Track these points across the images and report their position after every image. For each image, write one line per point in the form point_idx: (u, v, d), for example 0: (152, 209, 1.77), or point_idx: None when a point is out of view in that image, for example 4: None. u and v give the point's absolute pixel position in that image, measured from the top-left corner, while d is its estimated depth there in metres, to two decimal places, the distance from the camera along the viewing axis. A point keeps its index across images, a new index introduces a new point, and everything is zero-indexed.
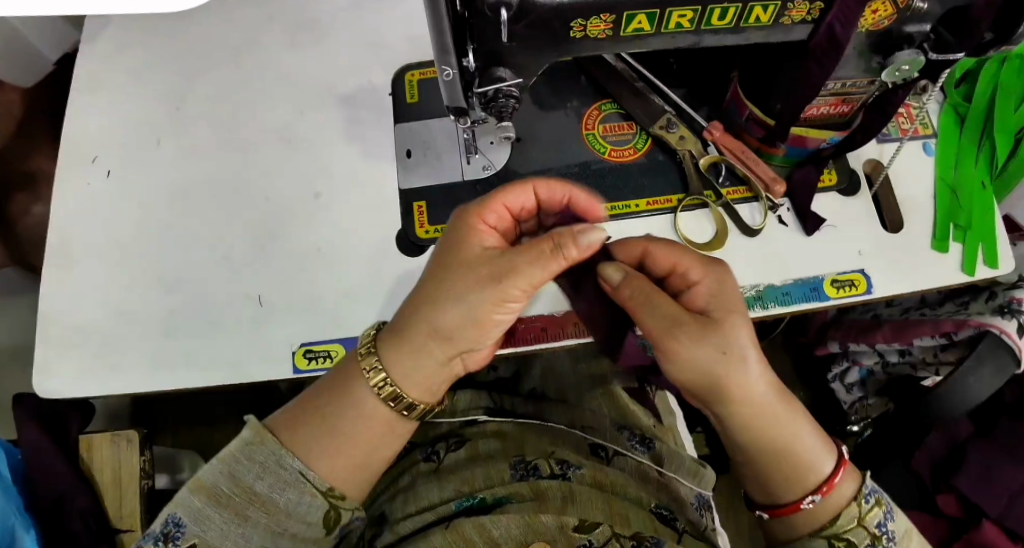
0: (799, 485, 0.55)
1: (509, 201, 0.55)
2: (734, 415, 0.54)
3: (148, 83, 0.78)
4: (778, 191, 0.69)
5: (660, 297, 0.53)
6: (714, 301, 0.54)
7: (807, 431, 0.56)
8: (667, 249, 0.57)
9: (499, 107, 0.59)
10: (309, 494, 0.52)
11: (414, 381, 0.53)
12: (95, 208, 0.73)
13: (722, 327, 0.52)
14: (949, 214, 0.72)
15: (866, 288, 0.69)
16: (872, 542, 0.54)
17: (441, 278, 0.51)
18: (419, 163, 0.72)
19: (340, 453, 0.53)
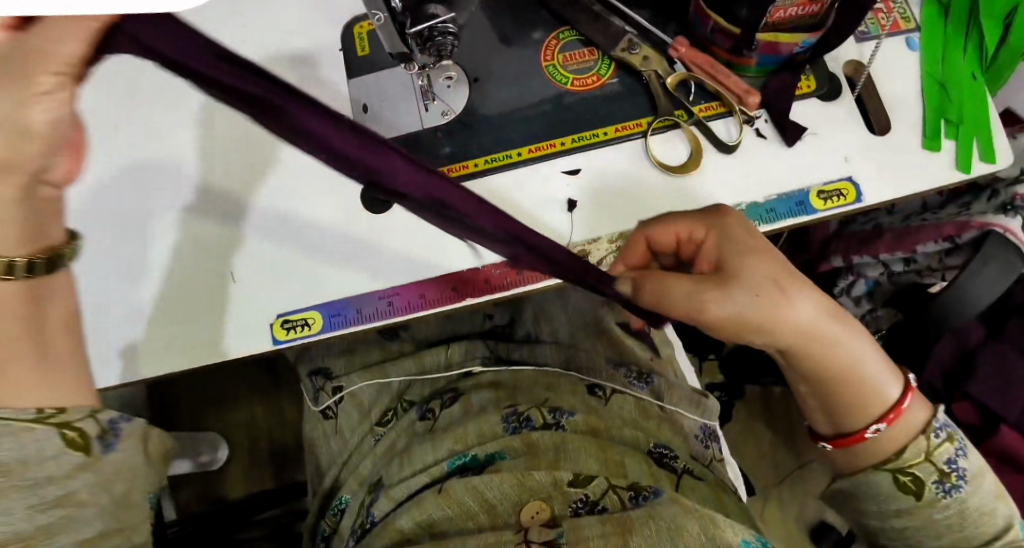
0: (863, 414, 0.54)
1: None
2: (788, 352, 0.53)
3: None
4: (753, 102, 0.66)
5: (673, 276, 0.54)
6: (726, 252, 0.55)
7: (873, 358, 0.55)
8: (661, 227, 0.59)
9: (437, 44, 0.59)
10: (21, 428, 0.39)
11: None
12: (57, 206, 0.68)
13: (738, 275, 0.53)
14: (939, 110, 0.69)
15: (855, 198, 0.66)
16: (940, 478, 0.52)
17: None
18: (376, 117, 0.69)
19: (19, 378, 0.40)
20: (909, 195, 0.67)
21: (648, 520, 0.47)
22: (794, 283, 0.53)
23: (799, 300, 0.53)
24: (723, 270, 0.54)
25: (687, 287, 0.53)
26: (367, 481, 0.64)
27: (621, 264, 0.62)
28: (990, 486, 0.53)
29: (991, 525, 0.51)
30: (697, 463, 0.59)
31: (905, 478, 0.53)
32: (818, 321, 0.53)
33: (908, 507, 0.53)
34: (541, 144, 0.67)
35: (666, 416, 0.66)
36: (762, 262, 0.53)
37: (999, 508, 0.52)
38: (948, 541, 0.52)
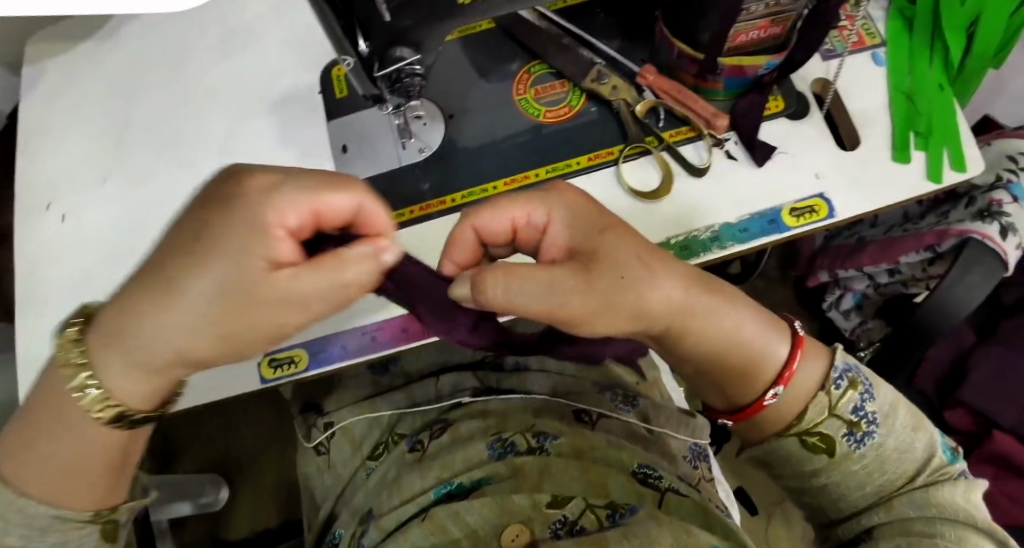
0: (758, 380, 0.54)
1: (323, 206, 0.43)
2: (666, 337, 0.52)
3: (89, 118, 0.77)
4: (722, 125, 0.68)
5: (532, 273, 0.45)
6: (578, 234, 0.49)
7: (747, 321, 0.53)
8: (493, 214, 0.49)
9: (405, 86, 0.62)
10: (73, 528, 0.49)
11: (119, 384, 0.45)
12: (55, 255, 0.72)
13: (593, 263, 0.47)
14: (909, 122, 0.71)
15: (827, 214, 0.67)
16: (849, 431, 0.52)
17: (160, 277, 0.42)
18: (356, 157, 0.71)
19: (73, 487, 0.48)
20: (883, 207, 0.68)
21: (623, 538, 0.47)
22: (660, 264, 0.49)
23: (659, 285, 0.48)
24: (579, 254, 0.48)
25: (550, 281, 0.45)
26: (359, 512, 0.65)
27: (450, 264, 0.52)
28: (905, 419, 0.54)
29: (911, 463, 0.53)
30: (683, 483, 0.59)
31: (814, 438, 0.53)
32: (684, 298, 0.50)
33: (824, 465, 0.53)
34: (517, 176, 0.69)
35: (653, 438, 0.66)
36: (621, 239, 0.48)
37: (917, 441, 0.53)
38: (871, 489, 0.53)
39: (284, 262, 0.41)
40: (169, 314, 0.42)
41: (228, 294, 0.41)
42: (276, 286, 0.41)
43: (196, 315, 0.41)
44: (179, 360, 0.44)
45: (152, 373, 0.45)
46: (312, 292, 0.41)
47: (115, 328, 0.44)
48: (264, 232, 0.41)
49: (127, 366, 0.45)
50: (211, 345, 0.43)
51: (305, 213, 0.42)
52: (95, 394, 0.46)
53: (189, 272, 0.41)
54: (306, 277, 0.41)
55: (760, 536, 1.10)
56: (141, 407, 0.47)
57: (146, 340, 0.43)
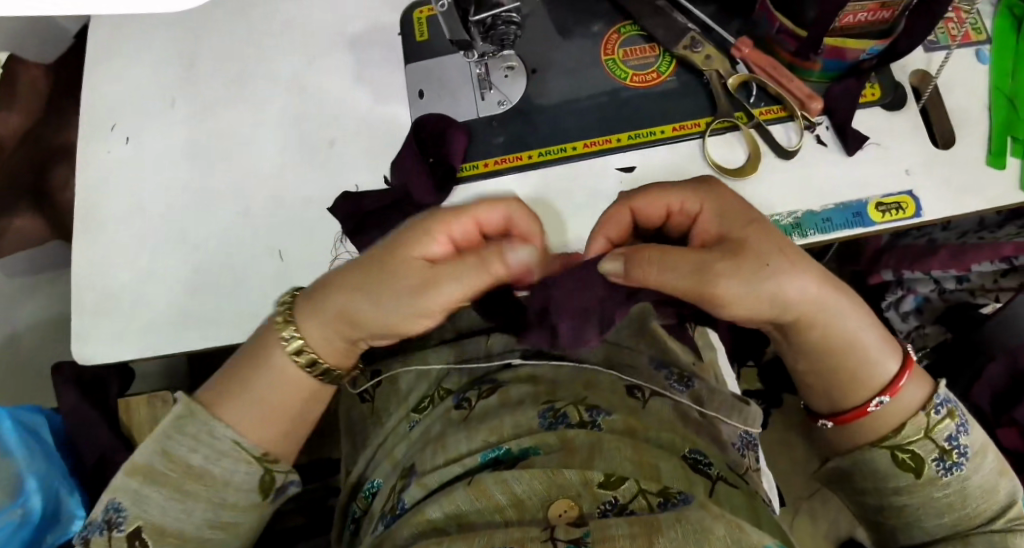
0: (863, 387, 0.54)
1: (480, 215, 0.50)
2: (806, 341, 0.53)
3: (160, 42, 0.76)
4: (816, 108, 0.64)
5: (681, 255, 0.50)
6: (726, 226, 0.52)
7: (868, 333, 0.53)
8: (651, 199, 0.55)
9: (500, 35, 0.63)
10: (244, 461, 0.53)
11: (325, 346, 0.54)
12: (117, 176, 0.72)
13: (744, 248, 0.50)
14: (1006, 126, 0.66)
15: (914, 212, 0.64)
16: (940, 456, 0.52)
17: (368, 269, 0.50)
18: (432, 103, 0.70)
19: (264, 419, 0.54)
20: (972, 211, 0.65)
21: (675, 522, 0.47)
22: (799, 258, 0.51)
23: (800, 280, 0.50)
24: (726, 240, 0.51)
25: (695, 263, 0.49)
26: (401, 465, 0.65)
27: (601, 237, 0.56)
28: (992, 462, 0.53)
29: (992, 503, 0.52)
30: (730, 471, 0.58)
31: (904, 456, 0.53)
32: (816, 294, 0.51)
33: (908, 485, 0.52)
34: (596, 138, 0.67)
35: (705, 422, 0.65)
36: (768, 235, 0.51)
37: (1001, 485, 0.52)
38: (947, 520, 0.52)
39: (433, 257, 0.49)
40: (364, 293, 0.50)
41: (401, 278, 0.48)
42: (438, 275, 0.48)
43: (377, 300, 0.50)
44: (348, 320, 0.52)
45: (334, 327, 0.53)
46: (456, 280, 0.47)
47: (318, 289, 0.53)
48: (431, 231, 0.49)
49: (317, 319, 0.53)
50: (378, 317, 0.50)
51: (469, 227, 0.50)
52: (296, 342, 0.54)
53: (376, 267, 0.50)
54: (457, 262, 0.48)
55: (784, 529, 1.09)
56: (329, 358, 0.54)
57: (333, 299, 0.52)
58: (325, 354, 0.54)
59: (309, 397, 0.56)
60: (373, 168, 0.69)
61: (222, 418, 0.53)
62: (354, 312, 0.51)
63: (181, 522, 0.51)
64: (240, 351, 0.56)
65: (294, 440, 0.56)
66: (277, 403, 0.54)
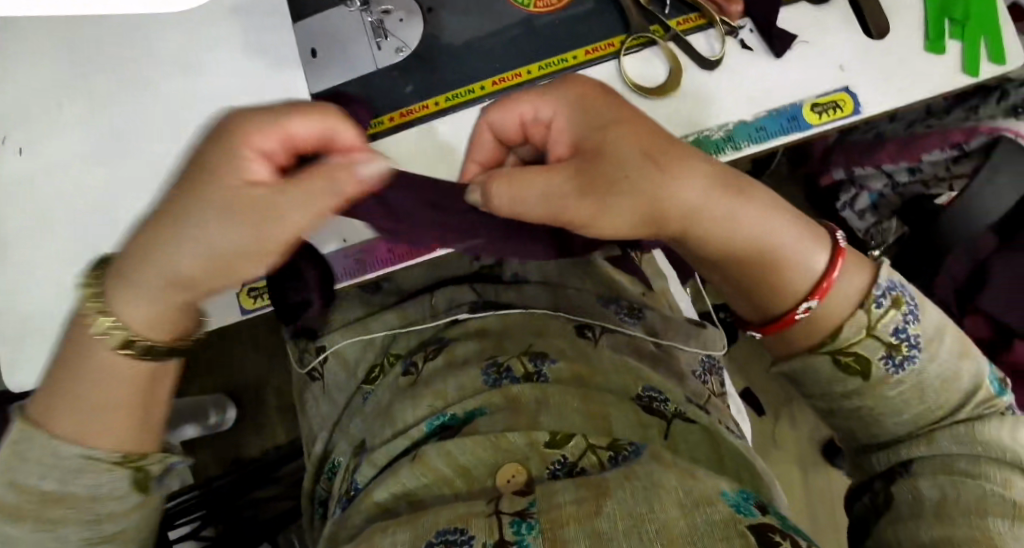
0: (789, 294, 0.48)
1: (290, 128, 0.43)
2: (702, 248, 0.48)
3: (34, 35, 0.68)
4: (734, 10, 0.61)
5: (529, 174, 0.47)
6: (584, 128, 0.48)
7: (784, 229, 0.47)
8: (503, 111, 0.51)
9: None
10: (106, 469, 0.43)
11: (147, 321, 0.43)
12: (16, 192, 0.66)
13: (594, 159, 0.46)
14: (943, 7, 0.63)
15: (852, 109, 0.61)
16: (887, 353, 0.46)
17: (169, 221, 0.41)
18: (327, 62, 0.64)
19: (98, 421, 0.43)
20: (911, 101, 0.61)
21: (624, 481, 0.44)
22: (671, 163, 0.46)
23: (681, 187, 0.46)
24: (582, 150, 0.48)
25: (548, 182, 0.46)
26: (354, 442, 0.62)
27: (473, 161, 0.57)
28: (953, 344, 0.48)
29: (954, 394, 0.47)
30: (691, 405, 0.56)
31: (847, 358, 0.47)
32: (697, 197, 0.46)
33: (857, 388, 0.47)
34: (507, 75, 0.62)
35: (662, 355, 0.63)
36: (623, 133, 0.46)
37: (963, 370, 0.47)
38: (909, 416, 0.47)
39: (256, 180, 0.41)
40: (185, 243, 0.41)
41: (230, 214, 0.41)
42: (275, 205, 0.41)
43: (193, 253, 0.41)
44: (176, 283, 0.42)
45: (163, 301, 0.43)
46: (300, 207, 0.41)
47: (126, 258, 0.43)
48: (239, 153, 0.41)
49: (137, 294, 0.43)
50: (208, 265, 0.42)
51: (276, 138, 0.43)
52: (117, 333, 0.43)
53: (186, 210, 0.41)
54: (298, 184, 0.40)
55: (767, 439, 1.09)
56: (164, 336, 0.44)
57: (154, 262, 0.42)
58: (158, 338, 0.44)
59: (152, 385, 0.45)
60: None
61: (58, 437, 0.43)
62: (176, 269, 0.42)
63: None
64: (60, 352, 0.45)
65: (150, 432, 0.45)
66: (113, 399, 0.43)
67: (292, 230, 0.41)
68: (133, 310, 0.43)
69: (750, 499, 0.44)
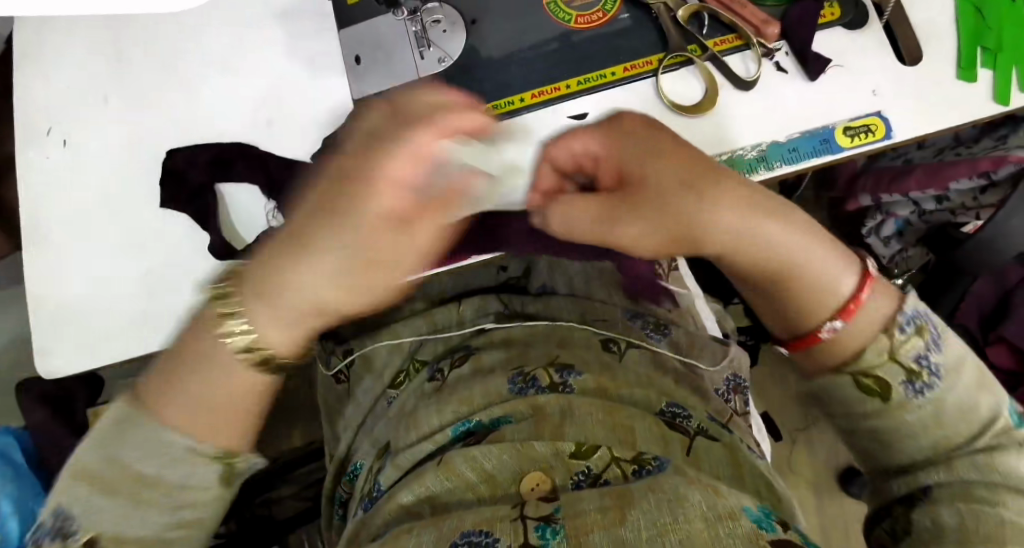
0: (815, 312, 0.51)
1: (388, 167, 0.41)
2: (739, 266, 0.52)
3: (84, 35, 0.70)
4: (772, 33, 0.62)
5: (586, 203, 0.49)
6: (630, 161, 0.51)
7: (817, 251, 0.51)
8: (561, 144, 0.52)
9: None
10: (201, 461, 0.44)
11: (283, 338, 0.44)
12: (59, 183, 0.68)
13: (635, 195, 0.50)
14: (977, 36, 0.63)
15: (884, 134, 0.61)
16: (908, 379, 0.48)
17: (293, 248, 0.42)
18: (370, 70, 0.66)
19: (218, 424, 0.44)
20: (941, 128, 0.62)
21: (648, 492, 0.45)
22: (706, 190, 0.50)
23: (711, 213, 0.50)
24: (628, 181, 0.51)
25: (597, 209, 0.49)
26: (377, 444, 0.63)
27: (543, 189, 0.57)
28: (970, 377, 0.48)
29: (973, 423, 0.48)
30: (714, 422, 0.56)
31: (869, 381, 0.49)
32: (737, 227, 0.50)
33: (876, 411, 0.49)
34: (544, 87, 0.63)
35: (687, 372, 0.63)
36: (667, 166, 0.50)
37: (982, 401, 0.48)
38: (927, 443, 0.48)
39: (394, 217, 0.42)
40: (311, 268, 0.42)
41: (350, 247, 0.42)
42: (396, 241, 0.42)
43: (327, 284, 0.42)
44: (314, 310, 0.43)
45: (297, 325, 0.44)
46: (430, 234, 0.43)
47: (266, 278, 0.43)
48: (371, 187, 0.41)
49: (272, 316, 0.43)
50: (322, 303, 0.43)
51: (409, 164, 0.41)
52: (247, 343, 0.44)
53: (307, 244, 0.42)
54: (428, 225, 0.42)
55: (783, 462, 1.08)
56: (288, 352, 0.45)
57: (282, 292, 0.43)
58: (285, 352, 0.45)
59: (265, 396, 0.46)
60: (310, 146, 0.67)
61: (166, 426, 0.44)
62: (257, 334, 0.43)
63: (137, 530, 0.43)
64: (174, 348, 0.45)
65: (252, 426, 0.46)
66: (224, 404, 0.44)
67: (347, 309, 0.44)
68: (264, 327, 0.44)
69: (771, 516, 0.45)
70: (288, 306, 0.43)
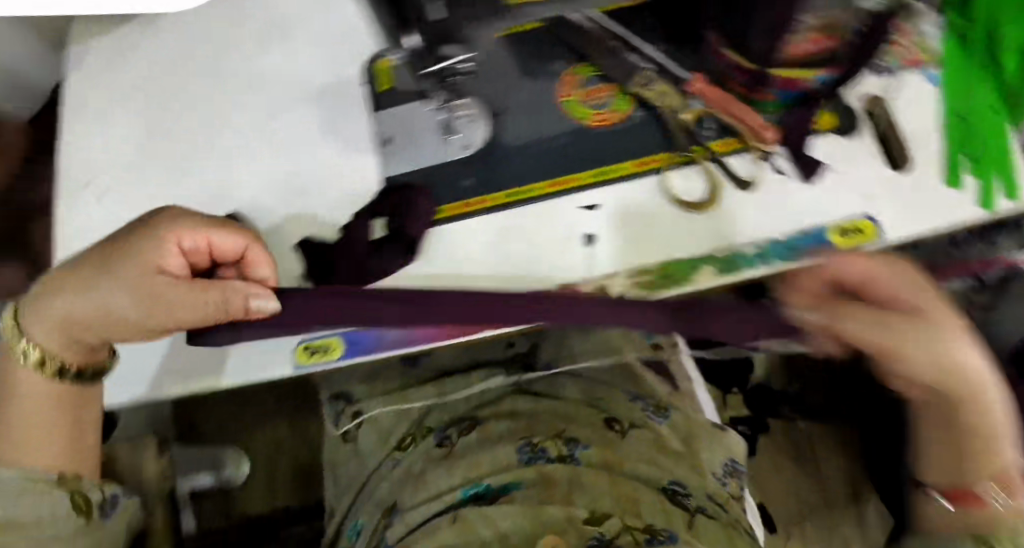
0: (998, 459, 0.54)
1: (213, 238, 0.58)
2: (935, 408, 0.55)
3: (128, 104, 0.77)
4: (768, 137, 0.67)
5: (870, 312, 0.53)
6: (867, 277, 0.55)
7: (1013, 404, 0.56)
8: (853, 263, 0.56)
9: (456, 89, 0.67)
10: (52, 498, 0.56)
11: (48, 341, 0.58)
12: (92, 234, 0.73)
13: (932, 316, 0.53)
14: (962, 144, 0.67)
15: (875, 234, 0.65)
16: None
17: (60, 281, 0.56)
18: (399, 152, 0.70)
19: (29, 438, 0.58)
20: (929, 230, 0.66)
21: None
22: (963, 332, 0.53)
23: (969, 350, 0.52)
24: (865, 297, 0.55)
25: (828, 306, 0.54)
26: (382, 505, 0.64)
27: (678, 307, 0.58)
28: None
29: None
30: (711, 501, 0.59)
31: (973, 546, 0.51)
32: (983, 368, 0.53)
33: None
34: (561, 177, 0.68)
35: (684, 451, 0.65)
36: (900, 276, 0.55)
37: None
38: None
39: (169, 270, 0.56)
40: (113, 288, 0.55)
41: (128, 283, 0.55)
42: (174, 293, 0.55)
43: (127, 304, 0.55)
44: (70, 322, 0.56)
45: (61, 330, 0.57)
46: (184, 307, 0.54)
47: (45, 291, 0.57)
48: (166, 244, 0.56)
49: (46, 325, 0.57)
50: (94, 316, 0.56)
51: (200, 240, 0.58)
52: (34, 354, 0.58)
53: (118, 271, 0.55)
54: (194, 292, 0.55)
55: None
56: (74, 361, 0.59)
57: (92, 296, 0.55)
58: (68, 359, 0.59)
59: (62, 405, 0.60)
60: (334, 221, 0.70)
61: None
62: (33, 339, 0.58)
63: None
64: None
65: (89, 457, 0.61)
66: (39, 420, 0.58)
67: (132, 322, 0.56)
68: (43, 338, 0.58)
69: None
70: (51, 312, 0.56)
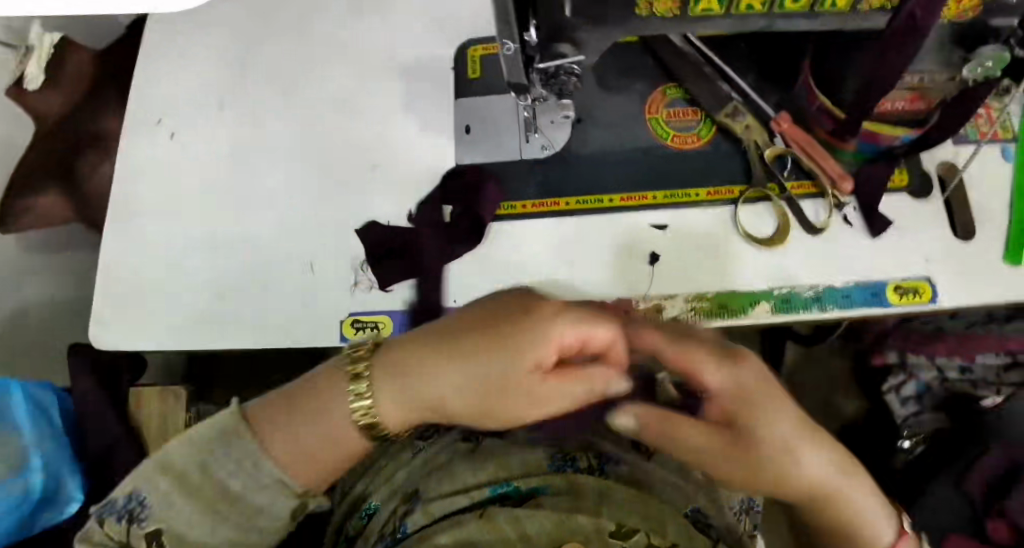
0: None
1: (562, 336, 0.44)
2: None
3: (216, 49, 0.79)
4: (847, 188, 0.66)
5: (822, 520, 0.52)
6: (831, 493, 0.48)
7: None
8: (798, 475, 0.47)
9: (559, 84, 0.61)
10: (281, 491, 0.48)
11: (287, 452, 0.48)
12: (159, 169, 0.74)
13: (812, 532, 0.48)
14: None
15: (929, 298, 0.66)
16: None
17: (414, 365, 0.47)
18: (478, 139, 0.72)
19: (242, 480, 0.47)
20: (986, 305, 0.66)
21: None
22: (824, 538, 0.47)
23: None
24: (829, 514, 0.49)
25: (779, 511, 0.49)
26: (399, 490, 0.63)
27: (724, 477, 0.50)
28: None
29: None
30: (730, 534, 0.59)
31: None
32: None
33: None
34: (631, 193, 0.69)
35: (706, 481, 0.66)
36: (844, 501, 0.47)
37: None
38: None
39: (543, 364, 0.45)
40: (445, 392, 0.46)
41: (466, 380, 0.45)
42: (533, 388, 0.45)
43: (455, 400, 0.46)
44: (321, 442, 0.48)
45: (305, 450, 0.48)
46: (559, 399, 0.45)
47: (388, 373, 0.47)
48: (533, 346, 0.44)
49: (290, 440, 0.47)
50: (421, 421, 0.47)
51: (573, 338, 0.45)
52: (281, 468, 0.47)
53: (451, 360, 0.46)
54: (565, 383, 0.45)
55: None
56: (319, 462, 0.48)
57: (415, 400, 0.47)
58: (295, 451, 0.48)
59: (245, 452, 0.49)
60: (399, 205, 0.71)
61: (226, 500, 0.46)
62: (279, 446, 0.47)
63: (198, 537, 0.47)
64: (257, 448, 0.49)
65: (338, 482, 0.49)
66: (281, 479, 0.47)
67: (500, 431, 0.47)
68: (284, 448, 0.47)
69: None
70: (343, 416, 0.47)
